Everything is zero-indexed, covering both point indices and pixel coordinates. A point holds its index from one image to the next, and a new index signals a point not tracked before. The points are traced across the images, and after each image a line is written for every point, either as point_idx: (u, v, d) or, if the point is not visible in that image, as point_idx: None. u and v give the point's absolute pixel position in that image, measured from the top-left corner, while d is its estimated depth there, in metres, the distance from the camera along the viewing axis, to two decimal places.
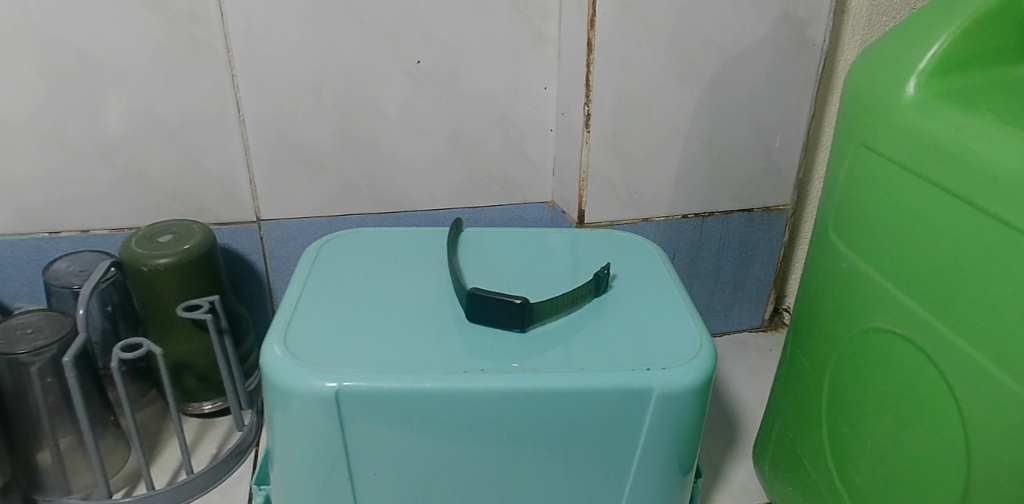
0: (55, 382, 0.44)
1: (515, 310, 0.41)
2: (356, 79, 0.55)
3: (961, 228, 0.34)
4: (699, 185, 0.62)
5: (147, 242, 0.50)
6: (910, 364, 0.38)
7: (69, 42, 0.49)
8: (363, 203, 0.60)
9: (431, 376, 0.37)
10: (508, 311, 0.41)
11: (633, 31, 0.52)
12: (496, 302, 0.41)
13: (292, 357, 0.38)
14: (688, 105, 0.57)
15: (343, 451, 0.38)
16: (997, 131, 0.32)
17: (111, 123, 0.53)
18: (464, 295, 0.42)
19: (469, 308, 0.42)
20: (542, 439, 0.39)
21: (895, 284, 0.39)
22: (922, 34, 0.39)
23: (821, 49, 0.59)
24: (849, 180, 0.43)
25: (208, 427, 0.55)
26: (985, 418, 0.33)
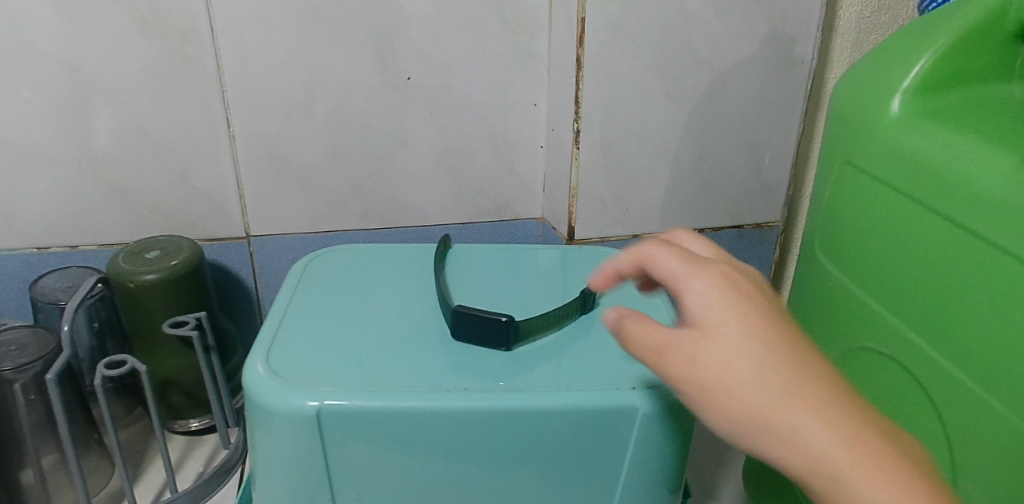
0: (39, 400, 0.44)
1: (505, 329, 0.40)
2: (345, 95, 0.55)
3: (946, 249, 0.34)
4: (689, 202, 0.62)
5: (135, 258, 0.50)
6: (897, 385, 0.38)
7: (60, 58, 0.50)
8: (353, 219, 0.60)
9: (415, 395, 0.37)
10: (497, 330, 0.41)
11: (622, 48, 0.53)
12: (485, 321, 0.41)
13: (275, 376, 0.38)
14: (677, 121, 0.58)
15: (325, 471, 0.38)
16: (980, 152, 0.33)
17: (101, 138, 0.53)
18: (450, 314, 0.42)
19: (455, 326, 0.42)
20: (526, 459, 0.38)
21: (881, 303, 0.39)
22: (906, 52, 0.39)
23: (810, 67, 0.59)
24: (835, 198, 0.43)
25: (194, 444, 0.54)
26: (972, 440, 0.33)
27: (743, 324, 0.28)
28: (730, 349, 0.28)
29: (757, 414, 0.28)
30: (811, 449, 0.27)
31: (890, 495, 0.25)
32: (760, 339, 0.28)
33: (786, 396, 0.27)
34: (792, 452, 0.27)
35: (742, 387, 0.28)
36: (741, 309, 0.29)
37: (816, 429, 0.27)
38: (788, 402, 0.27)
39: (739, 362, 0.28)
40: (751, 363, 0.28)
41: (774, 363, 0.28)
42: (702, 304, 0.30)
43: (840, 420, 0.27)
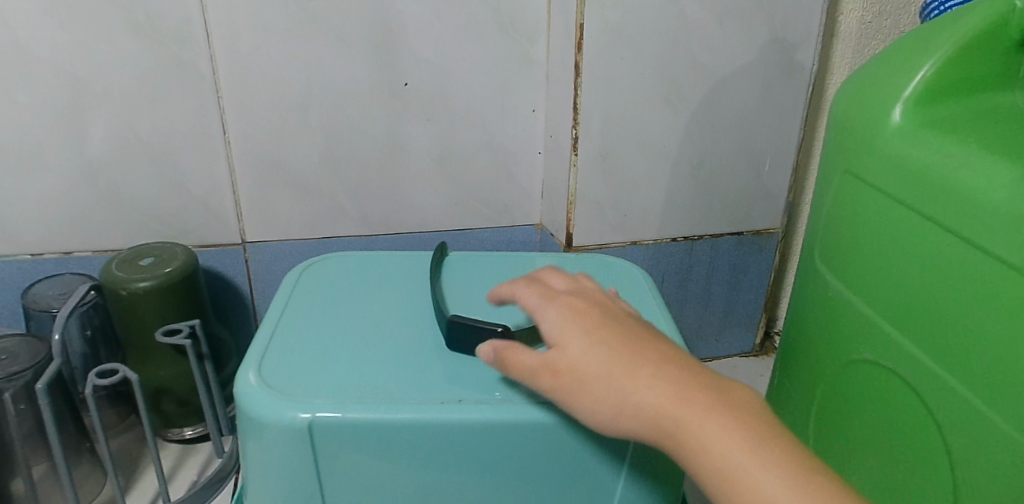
0: (29, 409, 0.44)
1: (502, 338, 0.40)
2: (342, 101, 0.54)
3: (948, 261, 0.33)
4: (688, 209, 0.62)
5: (128, 265, 0.50)
6: (897, 398, 0.37)
7: (55, 63, 0.49)
8: (349, 225, 0.60)
9: (409, 407, 0.36)
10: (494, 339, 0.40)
11: (621, 54, 0.53)
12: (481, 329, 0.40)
13: (267, 387, 0.37)
14: (676, 128, 0.57)
15: (317, 483, 0.37)
16: (983, 163, 0.32)
17: (95, 144, 0.52)
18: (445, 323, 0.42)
19: (451, 335, 0.41)
20: (521, 471, 0.38)
21: (881, 315, 0.38)
22: (908, 61, 0.38)
23: (810, 73, 0.59)
24: (836, 208, 0.42)
25: (188, 453, 0.54)
26: (973, 456, 0.32)
27: (585, 325, 0.32)
28: (585, 347, 0.31)
29: (611, 398, 0.30)
30: (656, 421, 0.29)
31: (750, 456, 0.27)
32: (602, 345, 0.31)
33: (621, 374, 0.30)
34: (644, 424, 0.29)
35: (592, 376, 0.30)
36: (588, 323, 0.33)
37: (658, 394, 0.29)
38: (632, 373, 0.30)
39: (590, 354, 0.31)
40: (599, 355, 0.31)
41: (618, 350, 0.31)
42: (551, 326, 0.34)
43: (680, 384, 0.29)
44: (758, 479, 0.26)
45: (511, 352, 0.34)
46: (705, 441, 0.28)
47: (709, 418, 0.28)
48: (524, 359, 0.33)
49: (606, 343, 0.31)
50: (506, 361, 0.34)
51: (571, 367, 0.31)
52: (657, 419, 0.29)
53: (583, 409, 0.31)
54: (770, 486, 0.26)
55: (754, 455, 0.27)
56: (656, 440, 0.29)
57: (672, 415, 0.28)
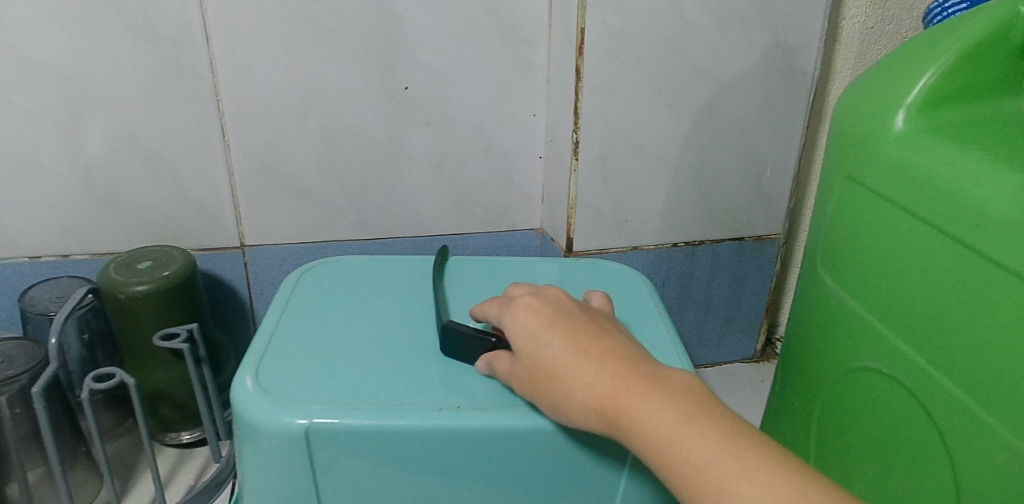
0: (25, 413, 0.43)
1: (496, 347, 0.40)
2: (341, 105, 0.54)
3: (951, 269, 0.33)
4: (689, 214, 0.61)
5: (126, 269, 0.50)
6: (899, 406, 0.37)
7: (54, 66, 0.49)
8: (348, 229, 0.59)
9: (406, 412, 0.36)
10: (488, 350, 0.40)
11: (622, 59, 0.52)
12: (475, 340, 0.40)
13: (262, 392, 0.37)
14: (677, 133, 0.57)
15: (313, 490, 0.37)
16: (986, 169, 0.32)
17: (94, 147, 0.52)
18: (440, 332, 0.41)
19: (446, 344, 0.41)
20: (519, 478, 0.37)
21: (883, 322, 0.38)
22: (910, 67, 0.38)
23: (812, 79, 0.58)
24: (838, 214, 0.42)
25: (185, 457, 0.54)
26: (976, 465, 0.32)
27: (541, 323, 0.35)
28: (540, 344, 0.34)
29: (562, 396, 0.33)
30: (602, 409, 0.31)
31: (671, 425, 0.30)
32: (547, 343, 0.34)
33: (565, 369, 0.33)
34: (592, 413, 0.32)
35: (548, 372, 0.33)
36: (537, 324, 0.35)
37: (597, 386, 0.32)
38: (577, 369, 0.32)
39: (546, 349, 0.34)
40: (554, 351, 0.34)
41: (567, 343, 0.33)
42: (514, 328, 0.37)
43: (616, 374, 0.32)
44: (685, 445, 0.29)
45: (496, 362, 0.38)
46: (645, 425, 0.30)
47: (647, 401, 0.30)
48: (505, 365, 0.37)
49: (558, 337, 0.34)
50: (495, 369, 0.38)
51: (528, 369, 0.34)
52: (603, 406, 0.31)
53: (548, 406, 0.33)
54: (694, 448, 0.29)
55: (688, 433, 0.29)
56: (605, 426, 0.31)
57: (614, 403, 0.31)
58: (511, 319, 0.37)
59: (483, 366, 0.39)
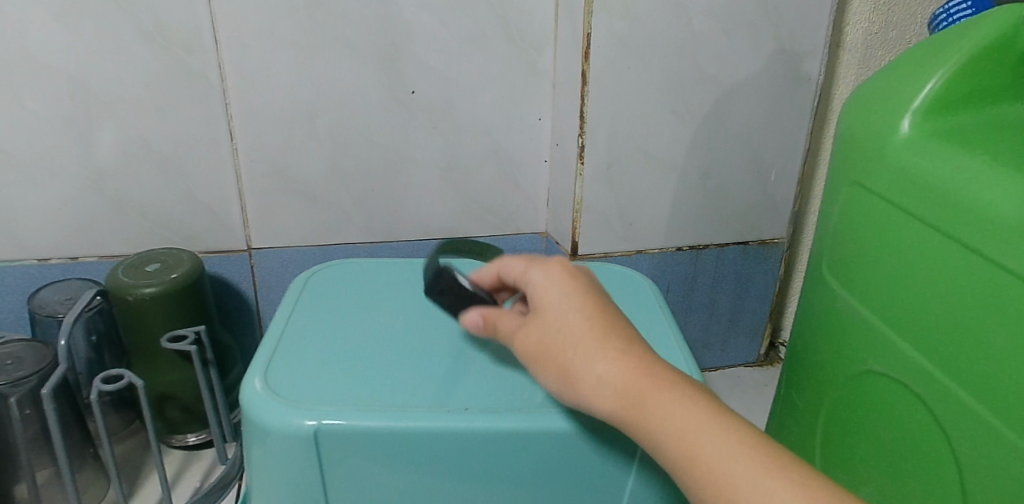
0: (34, 414, 0.44)
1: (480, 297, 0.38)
2: (348, 109, 0.54)
3: (957, 273, 0.33)
4: (694, 218, 0.62)
5: (135, 271, 0.50)
6: (905, 410, 0.37)
7: (64, 70, 0.49)
8: (354, 233, 0.60)
9: (414, 415, 0.36)
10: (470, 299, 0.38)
11: (628, 64, 0.53)
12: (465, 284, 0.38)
13: (271, 393, 0.37)
14: (682, 138, 0.57)
15: (321, 491, 0.37)
16: (992, 174, 0.32)
17: (103, 151, 0.53)
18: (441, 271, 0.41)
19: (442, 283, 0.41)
20: (525, 480, 0.38)
21: (889, 326, 0.38)
22: (916, 72, 0.38)
23: (817, 84, 0.59)
24: (844, 219, 0.42)
25: (191, 459, 0.54)
26: (983, 469, 0.32)
27: (567, 288, 0.33)
28: (565, 312, 0.32)
29: (576, 371, 0.31)
30: (625, 389, 0.30)
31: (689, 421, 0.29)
32: (572, 312, 0.32)
33: (586, 345, 0.31)
34: (613, 393, 0.30)
35: (570, 337, 0.31)
36: (562, 288, 0.33)
37: (618, 372, 0.30)
38: (600, 351, 0.31)
39: (571, 317, 0.32)
40: (579, 317, 0.32)
41: (593, 317, 0.32)
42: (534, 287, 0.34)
43: (639, 365, 0.30)
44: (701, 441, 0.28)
45: (500, 317, 0.36)
46: (668, 415, 0.29)
47: (671, 390, 0.30)
48: (511, 324, 0.35)
49: (585, 306, 0.32)
50: (495, 322, 0.36)
51: (542, 336, 0.32)
52: (627, 387, 0.30)
53: (562, 371, 0.32)
54: (711, 444, 0.28)
55: (709, 427, 0.28)
56: (622, 408, 0.30)
57: (639, 386, 0.30)
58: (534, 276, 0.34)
59: (476, 317, 0.36)
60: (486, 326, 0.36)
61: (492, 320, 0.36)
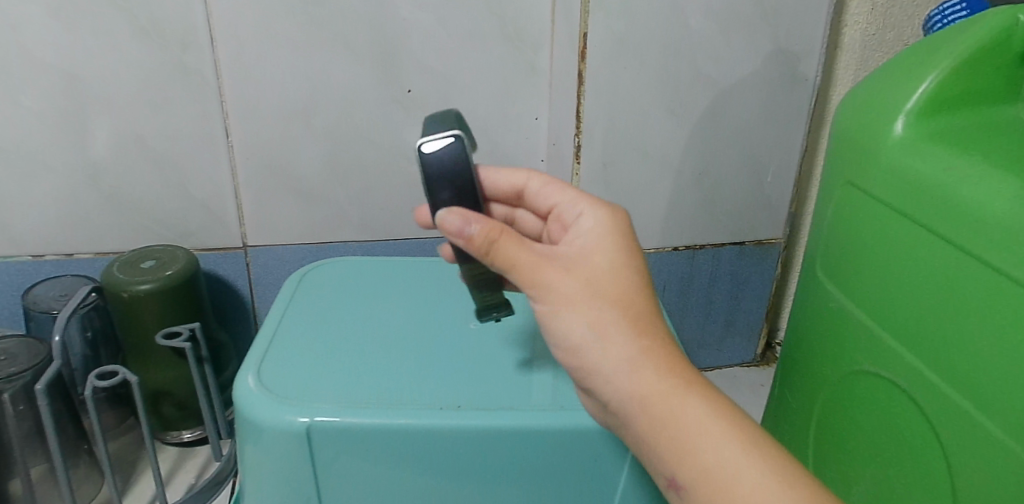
0: (28, 410, 0.44)
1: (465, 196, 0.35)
2: (344, 107, 0.54)
3: (949, 273, 0.33)
4: (689, 218, 0.62)
5: (129, 268, 0.50)
6: (897, 409, 0.37)
7: (60, 67, 0.50)
8: (351, 230, 0.60)
9: (407, 412, 0.37)
10: (453, 189, 0.34)
11: (624, 64, 0.54)
12: (464, 174, 0.34)
13: (265, 390, 0.38)
14: (678, 137, 0.58)
15: (315, 486, 0.38)
16: (984, 175, 0.32)
17: (98, 148, 0.53)
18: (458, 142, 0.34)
19: (442, 149, 0.34)
20: (518, 476, 0.38)
21: (881, 326, 0.38)
22: (910, 73, 0.38)
23: (815, 84, 0.58)
24: (837, 218, 0.42)
25: (186, 456, 0.54)
26: (973, 468, 0.32)
27: (617, 251, 0.34)
28: (616, 272, 0.33)
29: (618, 333, 0.32)
30: (657, 375, 0.31)
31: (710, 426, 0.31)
32: (626, 275, 0.33)
33: (632, 315, 0.32)
34: (644, 368, 0.31)
35: (615, 295, 0.32)
36: (617, 250, 0.34)
37: (654, 353, 0.32)
38: (643, 325, 0.32)
39: (621, 280, 0.33)
40: (629, 281, 0.33)
41: (643, 290, 0.33)
42: (590, 232, 0.35)
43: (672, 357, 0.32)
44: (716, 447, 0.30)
45: (501, 237, 0.32)
46: (689, 415, 0.31)
47: (695, 391, 0.32)
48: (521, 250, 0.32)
49: (640, 274, 0.33)
50: (494, 235, 0.32)
51: (587, 283, 0.32)
52: (658, 371, 0.31)
53: (594, 322, 0.32)
54: (726, 453, 0.30)
55: (726, 436, 0.30)
56: (648, 385, 0.31)
57: (671, 374, 0.32)
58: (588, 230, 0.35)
59: (466, 225, 0.32)
60: (475, 240, 0.32)
61: (486, 230, 0.32)
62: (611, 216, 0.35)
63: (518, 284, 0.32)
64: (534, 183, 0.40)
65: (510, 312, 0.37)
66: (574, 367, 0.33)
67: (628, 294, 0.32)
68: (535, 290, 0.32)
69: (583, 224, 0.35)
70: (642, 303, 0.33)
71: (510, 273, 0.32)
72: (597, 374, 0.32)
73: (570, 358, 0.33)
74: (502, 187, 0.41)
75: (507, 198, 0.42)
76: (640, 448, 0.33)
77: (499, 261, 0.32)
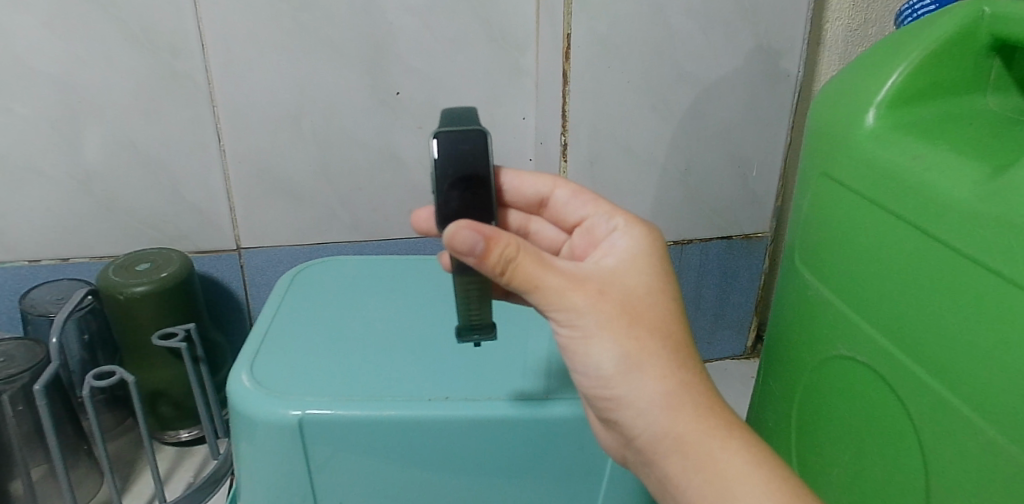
0: (27, 411, 0.45)
1: (469, 199, 0.32)
2: (334, 110, 0.55)
3: (917, 259, 0.35)
4: (676, 214, 0.63)
5: (125, 271, 0.51)
6: (871, 392, 0.38)
7: (54, 76, 0.51)
8: (343, 231, 0.61)
9: (396, 404, 0.38)
10: (457, 187, 0.31)
11: (607, 64, 0.55)
12: (477, 175, 0.31)
13: (258, 386, 0.39)
14: (662, 134, 0.59)
15: (308, 477, 0.39)
16: (948, 163, 0.34)
17: (92, 153, 0.54)
18: (480, 140, 0.31)
19: (457, 145, 0.31)
20: (506, 465, 0.39)
21: (856, 312, 0.39)
22: (879, 66, 0.39)
23: (797, 79, 0.59)
24: (813, 209, 0.43)
25: (184, 455, 0.55)
26: (943, 446, 0.34)
27: (651, 276, 0.33)
28: (650, 301, 0.32)
29: (656, 365, 0.31)
30: (695, 415, 0.31)
31: (740, 463, 0.31)
32: (663, 302, 0.33)
33: (670, 346, 0.32)
34: (680, 401, 0.31)
35: (650, 324, 0.32)
36: (653, 276, 0.34)
37: (692, 388, 0.32)
38: (680, 357, 0.32)
39: (654, 307, 0.32)
40: (664, 309, 0.32)
41: (678, 318, 0.33)
42: (623, 254, 0.35)
43: (707, 392, 0.32)
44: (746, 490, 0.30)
45: (521, 255, 0.30)
46: (725, 459, 0.31)
47: (731, 435, 0.32)
48: (544, 270, 0.30)
49: (674, 302, 0.33)
50: (511, 253, 0.29)
51: (622, 309, 0.31)
52: (695, 412, 0.31)
53: (629, 354, 0.31)
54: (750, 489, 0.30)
55: (759, 483, 0.30)
56: (681, 420, 0.31)
57: (706, 411, 0.32)
58: (622, 254, 0.34)
59: (476, 239, 0.29)
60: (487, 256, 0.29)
61: (502, 247, 0.29)
62: (642, 235, 0.36)
63: (536, 303, 0.31)
64: (561, 191, 0.41)
65: (492, 336, 0.35)
66: (599, 394, 0.33)
67: (665, 323, 0.32)
68: (558, 313, 0.31)
69: (616, 242, 0.36)
70: (677, 332, 0.32)
71: (530, 294, 0.30)
72: (626, 406, 0.32)
73: (596, 387, 0.33)
74: (527, 194, 0.41)
75: (528, 205, 0.42)
76: (662, 482, 0.33)
77: (516, 280, 0.30)
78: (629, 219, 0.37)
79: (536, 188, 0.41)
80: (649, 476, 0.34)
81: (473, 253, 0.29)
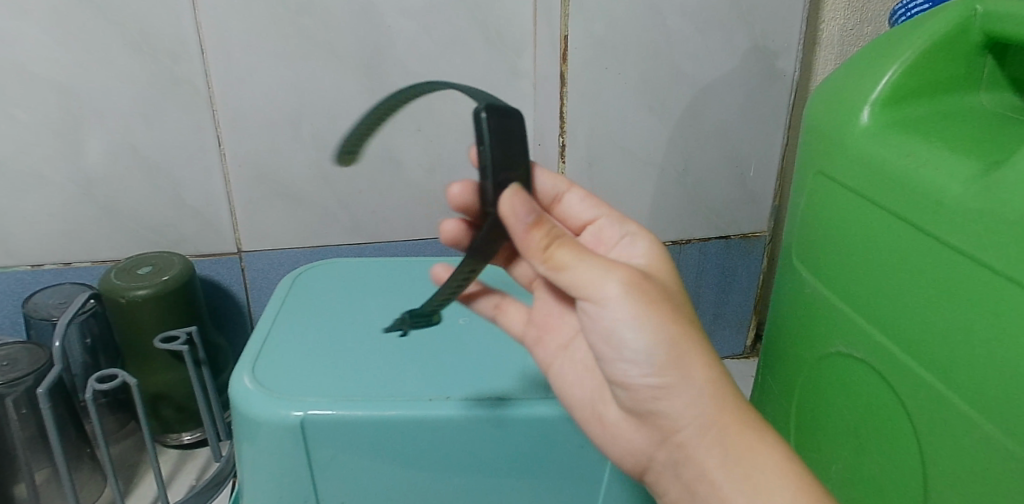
0: (30, 414, 0.45)
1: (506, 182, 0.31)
2: (334, 113, 0.56)
3: (913, 255, 0.35)
4: (675, 214, 0.63)
5: (126, 275, 0.51)
6: (869, 388, 0.38)
7: (55, 82, 0.51)
8: (343, 234, 0.61)
9: (397, 404, 0.38)
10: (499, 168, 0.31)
11: (603, 65, 0.55)
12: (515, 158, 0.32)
13: (260, 387, 0.39)
14: (660, 135, 0.59)
15: (310, 477, 0.39)
16: (942, 160, 0.34)
17: (93, 158, 0.54)
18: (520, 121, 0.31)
19: (506, 123, 0.31)
20: (506, 464, 0.40)
21: (853, 309, 0.39)
22: (873, 66, 0.40)
23: (793, 79, 0.60)
24: (810, 207, 0.43)
25: (186, 458, 0.55)
26: (940, 441, 0.34)
27: (672, 280, 0.35)
28: (678, 297, 0.33)
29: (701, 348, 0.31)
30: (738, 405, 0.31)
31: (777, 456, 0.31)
32: (688, 301, 0.34)
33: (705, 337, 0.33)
34: (723, 387, 0.31)
35: (686, 313, 0.32)
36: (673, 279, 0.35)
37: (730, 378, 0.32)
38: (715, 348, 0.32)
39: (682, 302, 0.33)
40: (689, 306, 0.34)
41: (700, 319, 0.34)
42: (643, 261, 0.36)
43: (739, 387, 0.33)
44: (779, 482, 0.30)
45: (564, 237, 0.31)
46: (763, 452, 0.31)
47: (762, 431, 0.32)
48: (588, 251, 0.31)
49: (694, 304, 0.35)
50: (555, 234, 0.30)
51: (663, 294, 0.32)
52: (736, 403, 0.31)
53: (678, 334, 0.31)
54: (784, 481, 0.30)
55: (796, 477, 0.31)
56: (726, 406, 0.31)
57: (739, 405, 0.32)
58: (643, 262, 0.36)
59: (525, 213, 0.30)
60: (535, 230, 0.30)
61: (549, 227, 0.30)
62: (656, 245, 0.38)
63: (579, 279, 0.30)
64: (575, 193, 0.41)
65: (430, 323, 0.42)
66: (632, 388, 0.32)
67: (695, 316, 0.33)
68: (606, 290, 0.30)
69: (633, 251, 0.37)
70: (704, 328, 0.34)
71: (576, 269, 0.30)
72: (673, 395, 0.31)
73: (632, 378, 0.31)
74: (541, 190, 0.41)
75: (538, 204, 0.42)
76: (694, 483, 0.32)
77: (559, 259, 0.30)
78: (640, 228, 0.39)
79: (552, 185, 0.41)
80: (674, 481, 0.33)
81: (522, 222, 0.30)
